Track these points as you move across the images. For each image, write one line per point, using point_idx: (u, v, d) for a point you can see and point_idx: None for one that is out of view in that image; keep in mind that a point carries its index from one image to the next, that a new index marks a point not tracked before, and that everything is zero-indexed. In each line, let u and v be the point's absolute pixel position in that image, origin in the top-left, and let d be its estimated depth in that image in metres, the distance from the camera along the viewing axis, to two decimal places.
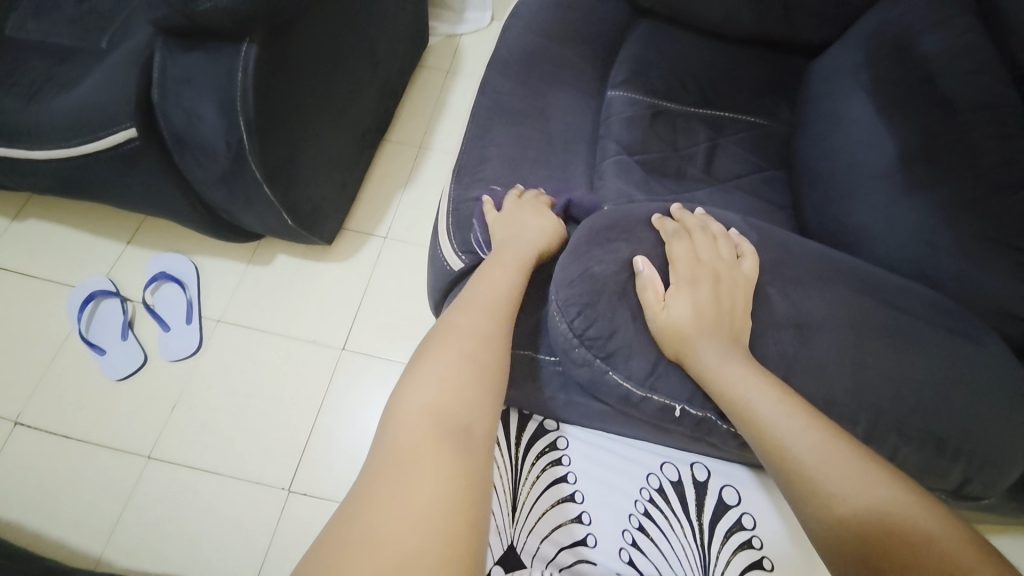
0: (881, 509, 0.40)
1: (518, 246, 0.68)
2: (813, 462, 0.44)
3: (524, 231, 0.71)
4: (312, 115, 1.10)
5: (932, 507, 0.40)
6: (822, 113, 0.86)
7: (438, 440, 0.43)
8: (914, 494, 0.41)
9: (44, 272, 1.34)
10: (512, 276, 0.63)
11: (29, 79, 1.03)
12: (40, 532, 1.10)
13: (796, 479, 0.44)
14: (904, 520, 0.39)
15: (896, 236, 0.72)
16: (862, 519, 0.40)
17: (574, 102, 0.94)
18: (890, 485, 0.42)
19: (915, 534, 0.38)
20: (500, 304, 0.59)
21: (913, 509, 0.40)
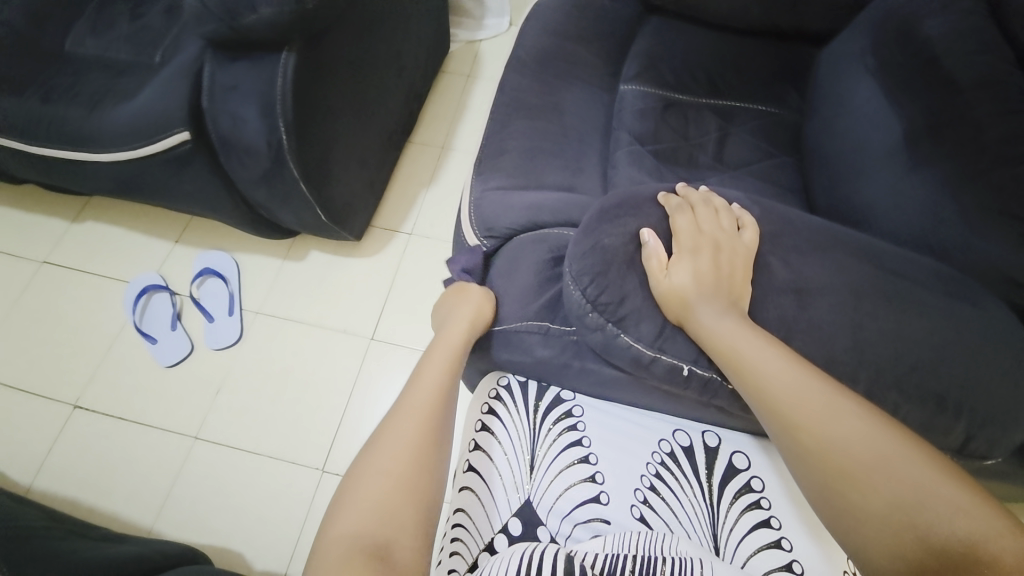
0: (857, 436, 0.46)
1: (453, 335, 0.71)
2: (799, 403, 0.49)
3: (453, 315, 0.74)
4: (344, 118, 1.19)
5: (888, 426, 0.47)
6: (831, 98, 0.89)
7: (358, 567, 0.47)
8: (875, 416, 0.48)
9: (102, 270, 1.47)
10: (445, 370, 0.66)
11: (93, 91, 1.15)
12: (99, 504, 1.21)
13: (786, 419, 0.49)
14: (873, 442, 0.46)
15: (904, 213, 0.74)
16: (845, 448, 0.46)
17: (588, 96, 0.99)
18: (858, 413, 0.48)
19: (877, 455, 0.45)
20: (433, 403, 0.62)
21: (878, 432, 0.47)
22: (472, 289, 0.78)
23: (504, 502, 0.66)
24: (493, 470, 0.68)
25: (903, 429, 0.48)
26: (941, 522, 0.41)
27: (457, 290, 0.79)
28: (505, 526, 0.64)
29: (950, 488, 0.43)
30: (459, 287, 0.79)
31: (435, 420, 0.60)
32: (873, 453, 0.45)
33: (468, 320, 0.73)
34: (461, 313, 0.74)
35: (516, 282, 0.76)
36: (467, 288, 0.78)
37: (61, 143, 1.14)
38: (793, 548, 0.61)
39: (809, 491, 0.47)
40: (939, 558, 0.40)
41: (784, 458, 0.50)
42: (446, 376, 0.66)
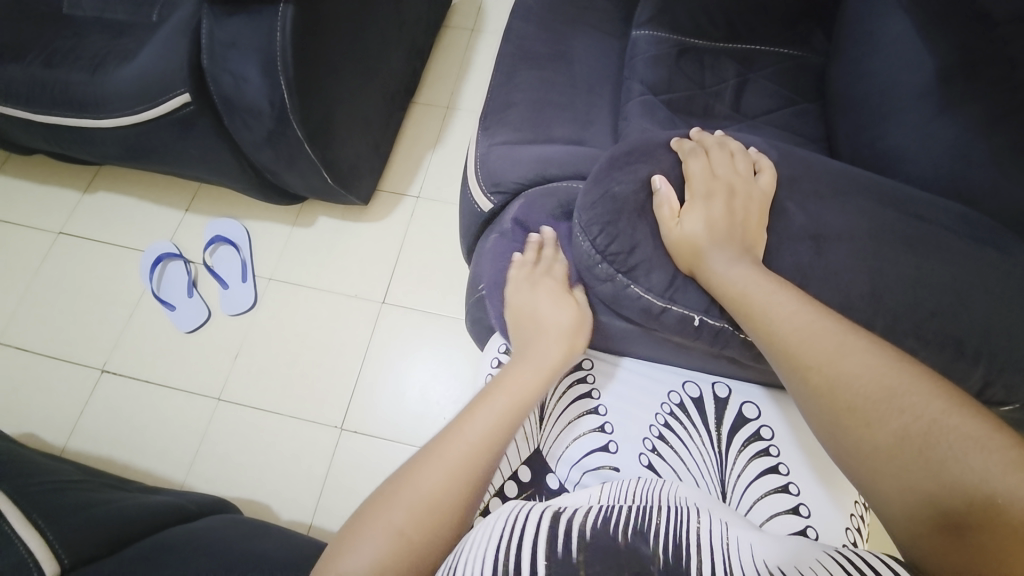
0: (863, 373, 0.47)
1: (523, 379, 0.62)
2: (804, 342, 0.50)
3: (532, 345, 0.66)
4: (346, 75, 1.16)
5: (895, 361, 0.47)
6: (858, 37, 0.83)
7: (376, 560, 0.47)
8: (882, 352, 0.48)
9: (116, 239, 1.49)
10: (505, 414, 0.59)
11: (92, 54, 1.13)
12: (132, 462, 1.27)
13: (792, 358, 0.50)
14: (879, 377, 0.46)
15: (932, 157, 0.71)
16: (851, 384, 0.47)
17: (597, 44, 0.95)
18: (865, 350, 0.48)
19: (885, 391, 0.46)
20: (485, 444, 0.56)
21: (884, 367, 0.47)
22: (568, 313, 0.67)
23: (514, 450, 0.68)
24: None
25: (915, 363, 0.48)
26: (955, 453, 0.41)
27: (557, 296, 0.68)
28: (515, 473, 0.67)
29: (963, 418, 0.42)
30: (560, 293, 0.68)
31: (469, 477, 0.54)
32: (880, 389, 0.46)
33: (560, 351, 0.66)
34: (545, 347, 0.65)
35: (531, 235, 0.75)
36: (564, 307, 0.68)
37: (65, 108, 1.13)
38: (800, 492, 0.63)
39: (816, 426, 0.49)
40: (951, 491, 0.40)
41: (794, 399, 0.52)
42: (501, 426, 0.58)
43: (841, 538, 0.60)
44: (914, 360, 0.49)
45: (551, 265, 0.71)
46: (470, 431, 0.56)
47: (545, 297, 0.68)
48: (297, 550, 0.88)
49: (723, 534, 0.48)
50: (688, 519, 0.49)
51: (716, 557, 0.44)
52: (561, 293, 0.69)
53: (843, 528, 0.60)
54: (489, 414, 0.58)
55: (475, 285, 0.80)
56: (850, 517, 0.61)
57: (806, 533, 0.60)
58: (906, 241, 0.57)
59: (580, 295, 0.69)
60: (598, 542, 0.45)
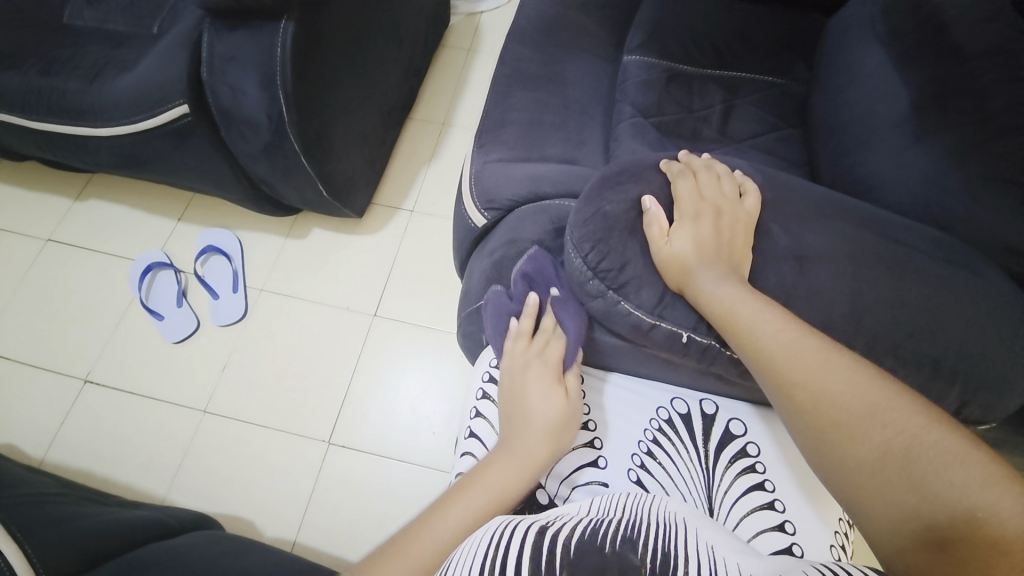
0: (846, 390, 0.49)
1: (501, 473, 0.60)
2: (789, 360, 0.51)
3: (515, 435, 0.63)
4: (345, 91, 1.18)
5: (876, 378, 0.49)
6: (837, 68, 0.87)
7: None
8: (863, 370, 0.50)
9: (106, 247, 1.48)
10: (478, 517, 0.58)
11: (91, 64, 1.14)
12: (112, 476, 1.24)
13: (777, 375, 0.52)
14: (860, 394, 0.48)
15: (908, 183, 0.74)
16: (834, 401, 0.48)
17: (590, 68, 0.98)
18: (847, 368, 0.50)
19: (867, 407, 0.47)
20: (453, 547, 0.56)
21: (865, 384, 0.49)
22: (556, 405, 0.64)
23: None
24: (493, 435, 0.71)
25: (895, 381, 0.50)
26: (936, 468, 0.42)
27: (546, 384, 0.64)
28: None
29: (942, 433, 0.44)
30: (549, 379, 0.65)
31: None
32: (863, 405, 0.47)
33: (543, 448, 0.62)
34: (524, 441, 0.62)
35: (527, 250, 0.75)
36: (552, 397, 0.64)
37: (61, 117, 1.13)
38: (786, 509, 0.63)
39: (801, 442, 0.51)
40: (935, 506, 0.41)
41: (780, 416, 0.53)
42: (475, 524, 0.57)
43: (825, 554, 0.61)
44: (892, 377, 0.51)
45: (547, 344, 0.67)
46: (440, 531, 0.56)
47: (534, 384, 0.64)
48: (282, 567, 0.86)
49: (709, 547, 0.49)
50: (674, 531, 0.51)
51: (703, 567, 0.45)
52: (551, 380, 0.65)
53: (827, 545, 0.61)
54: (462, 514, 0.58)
55: (469, 300, 0.81)
56: (834, 533, 0.62)
57: (792, 550, 0.61)
58: (885, 263, 0.60)
59: (572, 382, 0.66)
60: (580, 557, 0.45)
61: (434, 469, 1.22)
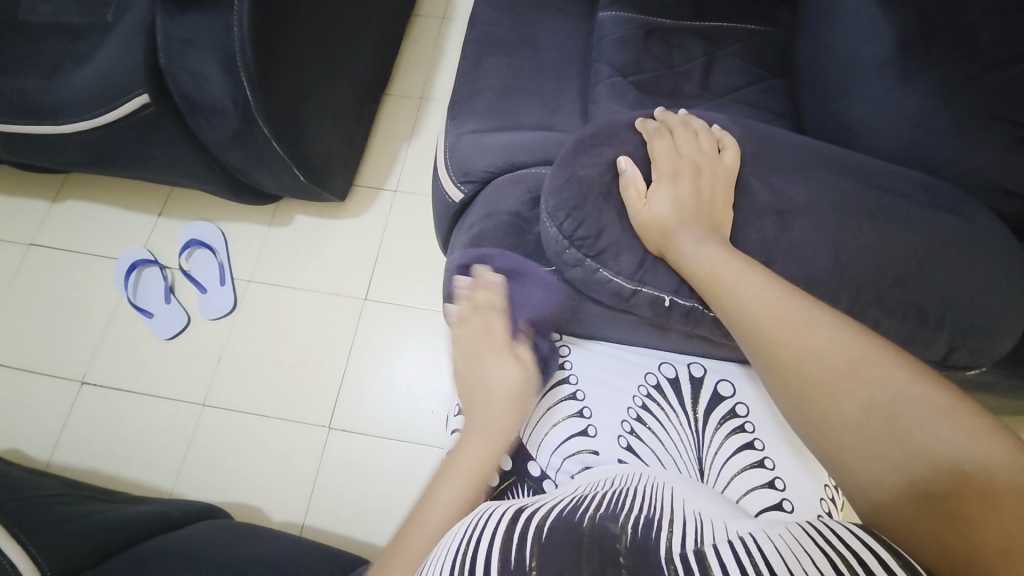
0: (828, 348, 0.47)
1: (474, 448, 0.61)
2: (770, 320, 0.50)
3: (482, 392, 0.64)
4: (312, 69, 1.13)
5: (860, 335, 0.48)
6: (821, 10, 0.83)
7: None
8: (847, 327, 0.49)
9: (88, 248, 1.45)
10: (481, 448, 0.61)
11: (47, 57, 1.10)
12: (118, 472, 1.25)
13: (756, 336, 0.51)
14: (843, 352, 0.47)
15: (896, 128, 0.72)
16: (816, 361, 0.47)
17: (564, 27, 0.94)
18: (829, 326, 0.49)
19: (852, 365, 0.46)
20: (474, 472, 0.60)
21: (848, 342, 0.47)
22: (509, 371, 0.64)
23: None
24: None
25: (878, 335, 0.48)
26: (920, 423, 0.41)
27: (500, 356, 0.65)
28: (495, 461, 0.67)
29: (926, 387, 0.43)
30: (501, 351, 0.65)
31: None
32: (848, 361, 0.46)
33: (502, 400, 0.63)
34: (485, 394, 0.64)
35: (508, 219, 0.72)
36: (504, 365, 0.64)
37: (21, 115, 1.09)
38: (775, 466, 0.64)
39: (782, 402, 0.50)
40: (918, 459, 0.41)
41: (762, 378, 0.52)
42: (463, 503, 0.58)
43: (816, 508, 0.61)
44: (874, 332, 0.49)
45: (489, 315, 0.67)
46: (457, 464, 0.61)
47: (487, 360, 0.65)
48: (288, 551, 0.88)
49: (697, 515, 0.48)
50: (660, 505, 0.49)
51: (689, 540, 0.42)
52: (501, 350, 0.65)
53: (817, 499, 0.62)
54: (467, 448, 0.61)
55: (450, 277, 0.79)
56: (824, 487, 0.63)
57: (783, 506, 0.61)
58: (868, 212, 0.58)
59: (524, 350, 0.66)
60: (553, 553, 0.42)
61: (434, 446, 1.23)
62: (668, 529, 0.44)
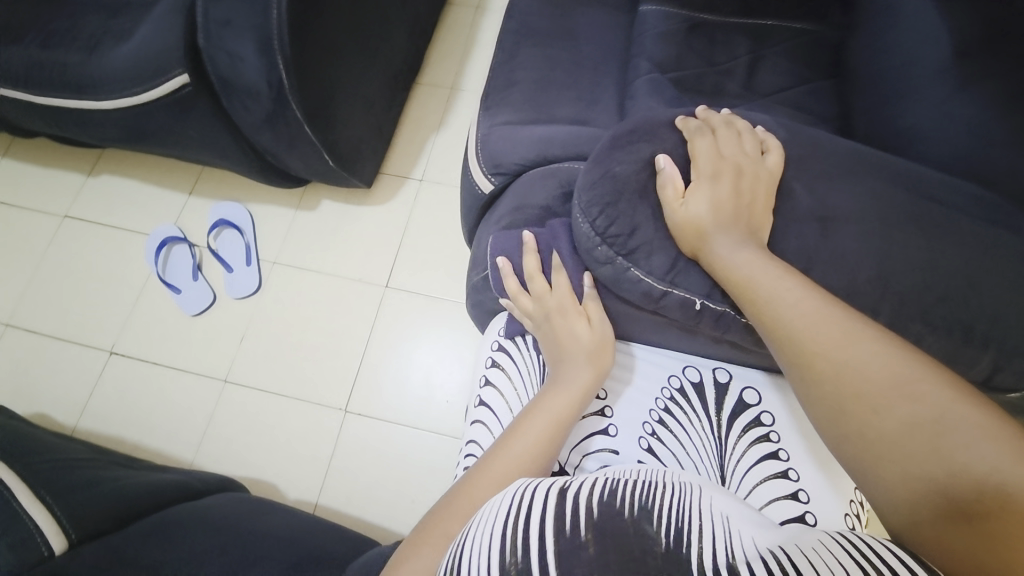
0: (868, 362, 0.46)
1: (562, 401, 0.62)
2: (808, 328, 0.49)
3: (567, 350, 0.65)
4: (346, 54, 1.14)
5: (904, 351, 0.46)
6: (874, 11, 0.80)
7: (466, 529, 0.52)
8: (891, 343, 0.47)
9: (121, 222, 1.50)
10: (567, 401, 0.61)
11: (90, 33, 1.12)
12: (141, 441, 1.29)
13: (791, 344, 0.49)
14: (883, 369, 0.45)
15: (949, 137, 0.69)
16: (852, 375, 0.46)
17: (603, 20, 0.92)
18: (871, 339, 0.47)
19: (895, 382, 0.44)
20: (558, 422, 0.60)
21: (891, 358, 0.46)
22: (587, 334, 0.65)
23: None
24: (503, 404, 0.71)
25: (920, 351, 0.47)
26: (963, 444, 0.40)
27: (569, 318, 0.65)
28: None
29: (972, 408, 0.41)
30: (577, 315, 0.66)
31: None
32: (891, 376, 0.45)
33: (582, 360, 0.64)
34: (572, 353, 0.65)
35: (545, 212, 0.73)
36: (580, 327, 0.65)
37: (63, 90, 1.12)
38: (800, 478, 0.62)
39: (816, 414, 0.48)
40: (960, 480, 0.39)
41: (795, 388, 0.50)
42: (544, 447, 0.58)
43: (839, 523, 0.60)
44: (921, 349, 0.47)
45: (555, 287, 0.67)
46: (541, 410, 0.61)
47: (564, 325, 0.65)
48: (303, 528, 0.89)
49: (724, 517, 0.48)
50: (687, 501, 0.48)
51: (719, 550, 0.41)
52: (571, 312, 0.66)
53: (841, 514, 0.60)
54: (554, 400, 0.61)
55: (477, 268, 0.79)
56: (849, 503, 0.61)
57: (805, 519, 0.60)
58: (916, 223, 0.56)
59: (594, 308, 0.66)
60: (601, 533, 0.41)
61: (449, 436, 1.24)
62: (699, 533, 0.43)
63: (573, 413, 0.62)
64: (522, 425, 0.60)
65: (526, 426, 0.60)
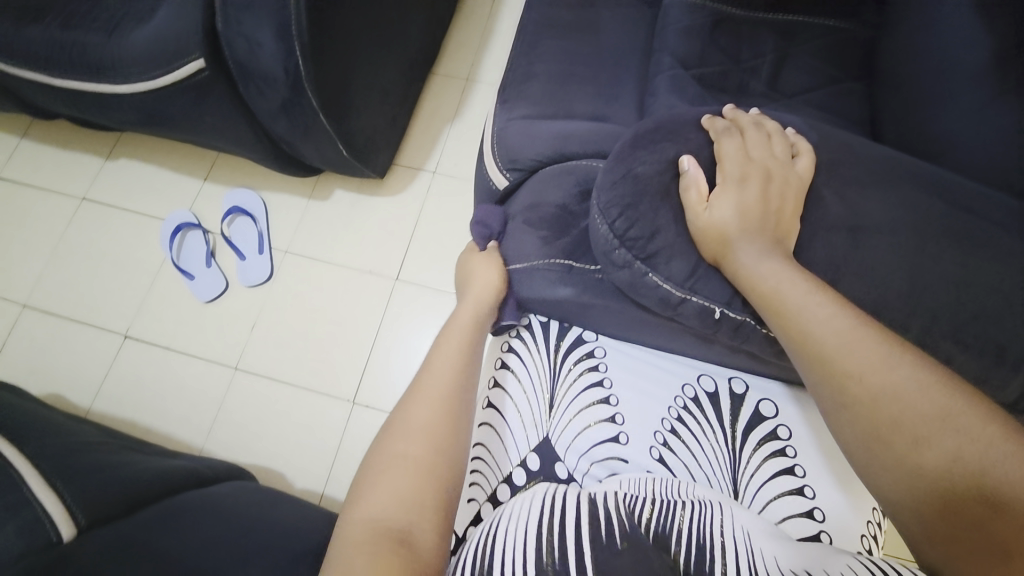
0: (906, 390, 0.44)
1: (467, 315, 0.68)
2: (842, 348, 0.47)
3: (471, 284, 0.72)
4: (363, 43, 1.12)
5: (945, 379, 0.44)
6: (913, 8, 0.76)
7: (405, 447, 0.55)
8: (932, 370, 0.45)
9: (137, 206, 1.51)
10: (472, 318, 0.68)
11: (110, 16, 1.12)
12: (153, 424, 1.31)
13: (823, 366, 0.47)
14: (923, 398, 0.43)
15: (989, 146, 0.65)
16: (887, 401, 0.44)
17: (626, 13, 0.89)
18: (911, 364, 0.45)
19: (936, 413, 0.42)
20: (468, 335, 0.66)
21: (931, 385, 0.43)
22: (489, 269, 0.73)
23: (522, 438, 0.66)
24: (512, 406, 0.68)
25: (959, 378, 0.45)
26: (1011, 483, 0.38)
27: (473, 266, 0.75)
28: (523, 460, 0.65)
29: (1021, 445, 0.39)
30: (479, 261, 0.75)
31: (450, 406, 0.59)
32: (934, 407, 0.42)
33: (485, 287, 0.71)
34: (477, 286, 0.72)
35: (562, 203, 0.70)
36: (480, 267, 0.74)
37: (83, 73, 1.12)
38: (816, 496, 0.61)
39: (846, 439, 0.46)
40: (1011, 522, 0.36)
41: (824, 410, 0.48)
42: (461, 356, 0.64)
43: (856, 545, 0.59)
44: (959, 377, 0.45)
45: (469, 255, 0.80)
46: (452, 332, 0.66)
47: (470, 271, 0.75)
48: (309, 519, 0.89)
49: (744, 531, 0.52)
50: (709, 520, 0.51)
51: (741, 562, 0.47)
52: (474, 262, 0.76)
53: (858, 535, 0.59)
54: (461, 321, 0.68)
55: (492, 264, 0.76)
56: (866, 524, 0.60)
57: (821, 538, 0.58)
58: (951, 236, 0.53)
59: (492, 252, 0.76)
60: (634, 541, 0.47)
61: None
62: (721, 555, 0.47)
63: (481, 326, 0.68)
64: (440, 347, 0.65)
65: (442, 349, 0.64)
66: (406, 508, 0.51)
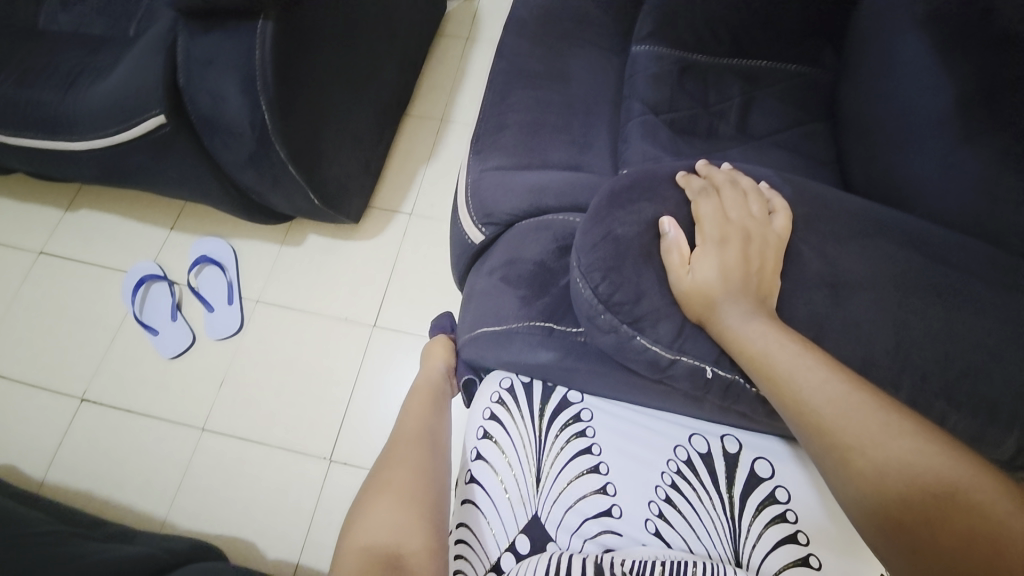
0: (909, 465, 0.41)
1: (427, 382, 0.80)
2: (840, 418, 0.44)
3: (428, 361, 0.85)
4: (332, 91, 1.10)
5: (948, 449, 0.42)
6: (870, 56, 0.78)
7: (389, 484, 0.62)
8: (934, 441, 0.43)
9: (98, 259, 1.43)
10: (432, 385, 0.80)
11: (66, 70, 1.08)
12: (112, 496, 1.21)
13: (823, 437, 0.45)
14: (926, 473, 0.41)
15: (957, 190, 0.66)
16: (892, 478, 0.41)
17: (595, 60, 0.90)
18: (912, 435, 0.43)
19: (943, 489, 0.40)
20: (431, 395, 0.78)
21: (935, 459, 0.41)
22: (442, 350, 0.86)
23: (509, 517, 0.62)
24: (496, 481, 0.64)
25: (961, 447, 0.43)
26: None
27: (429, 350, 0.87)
28: (511, 543, 0.60)
29: None
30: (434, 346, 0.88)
31: (423, 448, 0.67)
32: (940, 484, 0.40)
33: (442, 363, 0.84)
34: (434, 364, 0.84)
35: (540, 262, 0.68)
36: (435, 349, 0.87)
37: (36, 130, 1.07)
38: (822, 565, 0.57)
39: (858, 519, 0.43)
40: None
41: (830, 485, 0.45)
42: (427, 411, 0.74)
43: None
44: (961, 444, 0.43)
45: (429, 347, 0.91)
46: (418, 395, 0.77)
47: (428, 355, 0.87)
48: None
49: None
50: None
51: None
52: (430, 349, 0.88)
53: None
54: (425, 386, 0.79)
55: (471, 324, 0.73)
56: None
57: None
58: (930, 289, 0.53)
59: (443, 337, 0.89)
60: None
61: None
62: None
63: (441, 389, 0.80)
64: (410, 409, 0.75)
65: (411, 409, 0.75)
66: (397, 530, 0.56)
